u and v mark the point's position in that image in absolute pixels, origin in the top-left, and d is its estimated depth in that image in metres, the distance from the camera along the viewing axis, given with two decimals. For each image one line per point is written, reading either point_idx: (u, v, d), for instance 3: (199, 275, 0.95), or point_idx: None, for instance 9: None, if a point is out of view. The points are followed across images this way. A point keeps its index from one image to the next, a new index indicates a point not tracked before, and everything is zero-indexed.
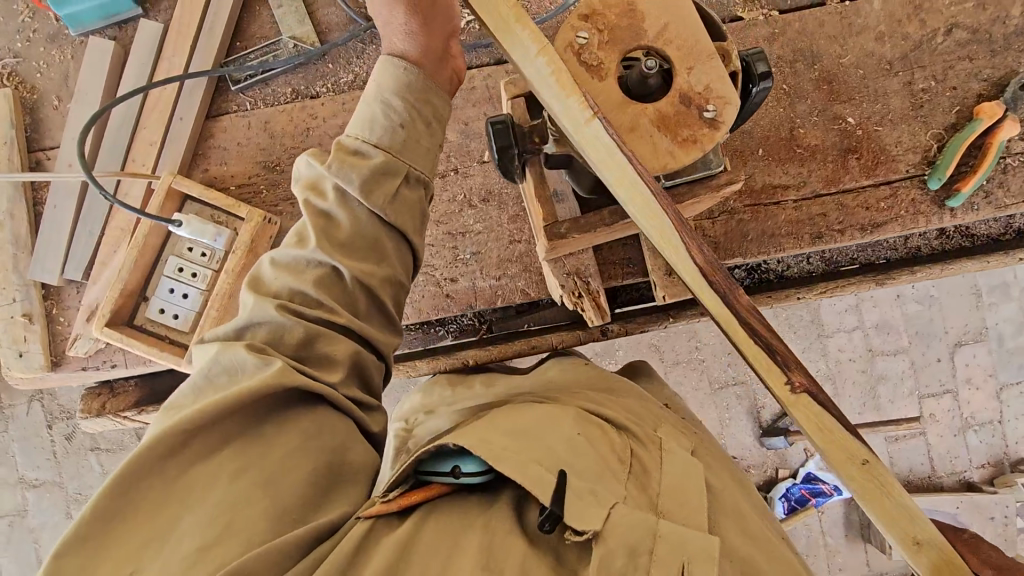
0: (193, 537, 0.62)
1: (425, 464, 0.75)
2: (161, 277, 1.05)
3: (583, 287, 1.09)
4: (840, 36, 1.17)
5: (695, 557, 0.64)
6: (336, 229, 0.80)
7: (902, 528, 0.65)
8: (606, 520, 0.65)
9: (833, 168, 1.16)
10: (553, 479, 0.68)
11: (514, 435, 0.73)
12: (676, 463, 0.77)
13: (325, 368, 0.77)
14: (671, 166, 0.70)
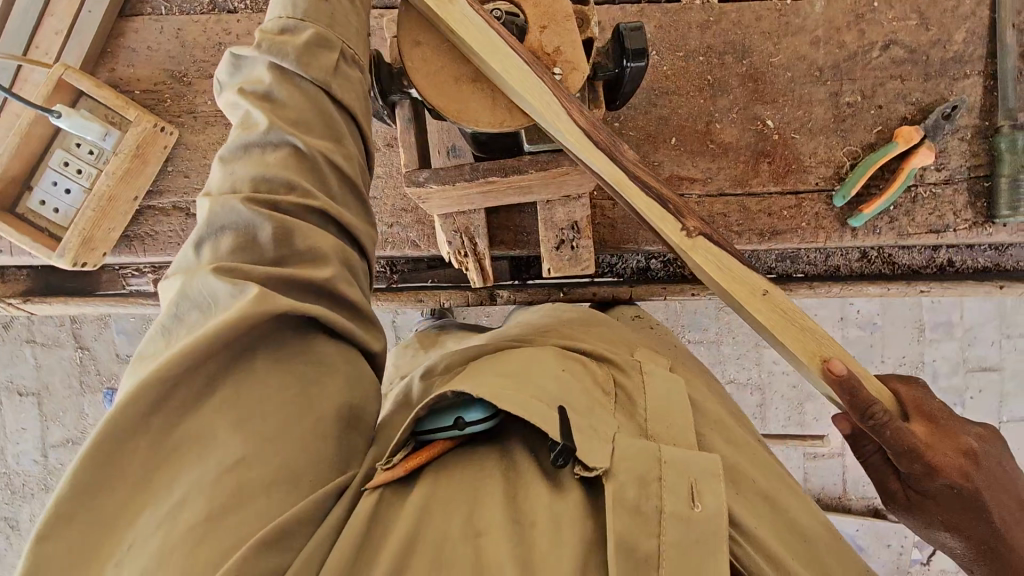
0: (273, 490, 0.58)
1: (425, 422, 0.70)
2: (47, 169, 1.04)
3: (468, 247, 1.09)
4: (776, 35, 1.14)
5: (701, 479, 0.65)
6: (284, 106, 0.70)
7: (812, 352, 0.77)
8: (613, 456, 0.65)
9: (743, 169, 1.14)
10: (556, 415, 0.66)
11: (503, 375, 0.70)
12: (659, 385, 0.80)
13: (311, 263, 0.67)
14: (508, 124, 0.70)
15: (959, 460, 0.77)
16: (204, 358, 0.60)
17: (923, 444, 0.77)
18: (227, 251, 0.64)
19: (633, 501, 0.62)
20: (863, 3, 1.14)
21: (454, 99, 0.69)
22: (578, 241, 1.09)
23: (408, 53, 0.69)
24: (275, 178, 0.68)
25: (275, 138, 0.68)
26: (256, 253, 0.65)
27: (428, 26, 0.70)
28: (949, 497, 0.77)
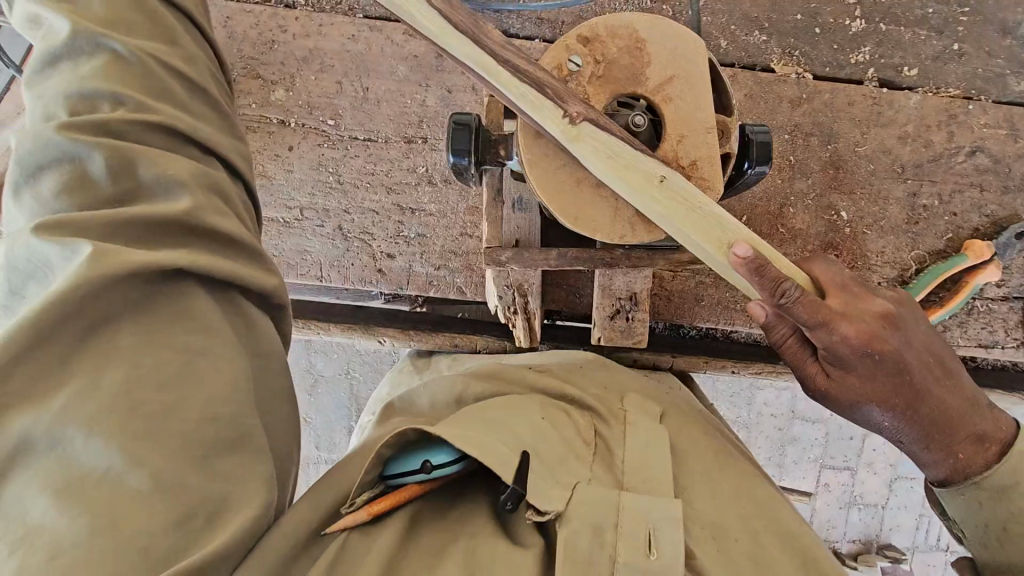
0: (145, 499, 0.45)
1: (391, 465, 0.64)
2: None
3: (520, 305, 1.02)
4: (864, 123, 1.09)
5: (661, 525, 0.64)
6: (93, 11, 0.56)
7: (716, 239, 0.60)
8: (568, 500, 0.63)
9: (809, 258, 1.10)
10: (517, 460, 0.62)
11: (481, 425, 0.66)
12: (638, 436, 0.76)
13: (159, 196, 0.53)
14: (626, 240, 0.62)
15: (876, 325, 0.65)
16: (50, 336, 0.44)
17: (833, 313, 0.64)
18: (52, 193, 0.49)
19: (585, 554, 0.60)
20: (958, 103, 1.09)
21: (570, 202, 0.61)
22: (635, 313, 1.04)
23: (526, 146, 0.62)
24: (95, 91, 0.53)
25: (84, 44, 0.54)
26: (91, 195, 0.50)
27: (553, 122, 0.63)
28: (869, 364, 0.66)
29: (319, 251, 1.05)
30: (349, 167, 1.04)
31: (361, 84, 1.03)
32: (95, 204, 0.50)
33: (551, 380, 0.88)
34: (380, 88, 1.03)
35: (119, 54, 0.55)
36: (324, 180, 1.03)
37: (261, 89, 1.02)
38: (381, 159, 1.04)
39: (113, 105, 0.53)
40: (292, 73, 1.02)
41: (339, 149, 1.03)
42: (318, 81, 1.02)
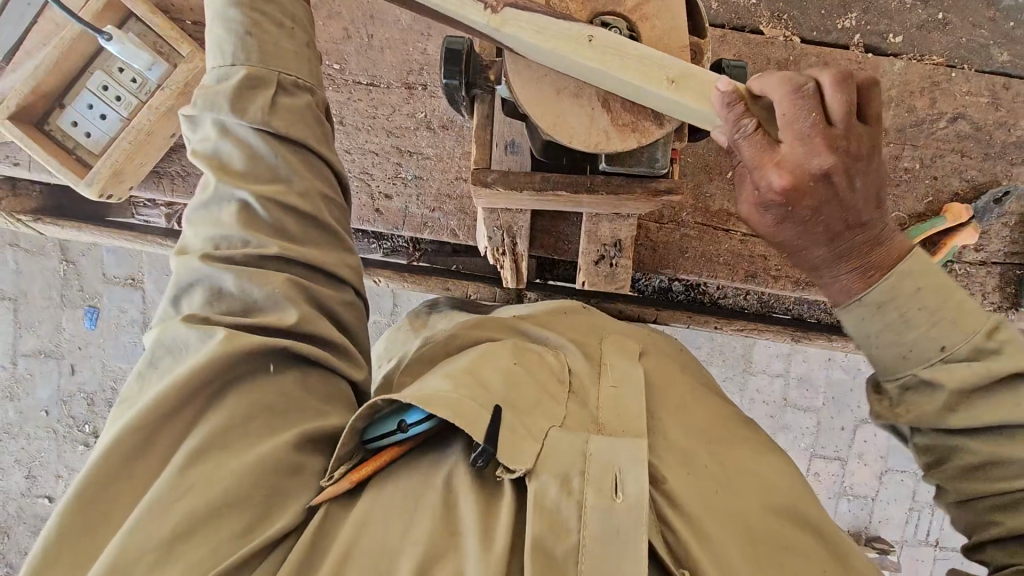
0: (224, 513, 0.60)
1: (369, 434, 0.69)
2: (83, 89, 0.99)
3: (508, 245, 1.06)
4: None
5: (626, 466, 0.64)
6: (235, 164, 0.71)
7: (659, 79, 0.64)
8: (538, 455, 0.65)
9: None
10: (488, 417, 0.65)
11: (448, 380, 0.70)
12: (610, 382, 0.78)
13: (271, 309, 0.68)
14: (601, 148, 0.67)
15: (816, 172, 0.61)
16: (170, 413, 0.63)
17: (767, 153, 0.62)
18: (201, 304, 0.68)
19: (553, 501, 0.62)
20: (941, 71, 1.13)
21: (550, 110, 0.67)
22: (619, 259, 1.08)
23: (514, 58, 0.67)
24: (231, 235, 0.69)
25: (240, 198, 0.69)
26: (226, 302, 0.68)
27: None
28: (820, 216, 0.64)
29: None
30: (353, 110, 1.09)
31: (366, 32, 1.08)
32: (229, 310, 0.68)
33: (526, 321, 0.92)
34: (384, 35, 1.08)
35: (248, 202, 0.70)
36: None
37: None
38: (383, 103, 1.09)
39: (242, 241, 0.69)
40: None
41: (343, 93, 1.08)
42: (325, 27, 1.07)
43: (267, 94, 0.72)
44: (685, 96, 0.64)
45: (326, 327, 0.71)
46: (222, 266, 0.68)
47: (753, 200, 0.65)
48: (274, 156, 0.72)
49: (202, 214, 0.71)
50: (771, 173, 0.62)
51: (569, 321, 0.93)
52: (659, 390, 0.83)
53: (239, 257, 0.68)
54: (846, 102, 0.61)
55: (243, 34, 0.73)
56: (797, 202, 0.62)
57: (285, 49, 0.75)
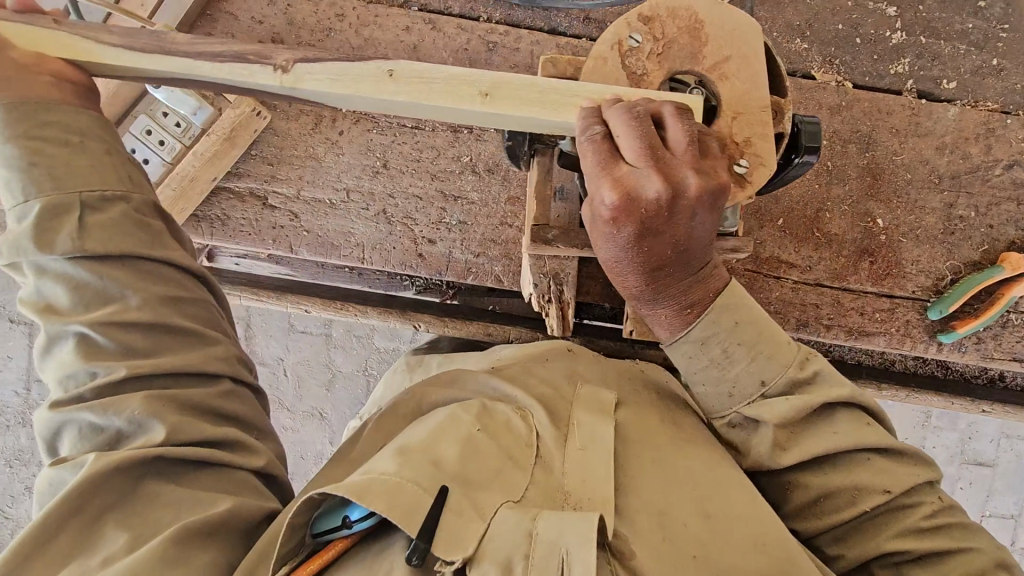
0: None
1: (316, 524, 0.67)
2: (123, 134, 0.98)
3: (554, 293, 1.03)
4: (903, 132, 1.10)
5: (575, 554, 0.59)
6: (59, 303, 0.68)
7: (475, 93, 0.66)
8: (479, 540, 0.62)
9: (844, 263, 1.12)
10: (431, 501, 0.63)
11: (398, 457, 0.67)
12: (575, 446, 0.72)
13: (141, 431, 0.67)
14: None
15: (664, 199, 0.59)
16: (43, 544, 0.62)
17: (607, 173, 0.60)
18: (73, 447, 0.68)
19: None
20: (996, 117, 1.11)
21: None
22: None
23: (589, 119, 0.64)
24: (78, 372, 0.68)
25: (80, 335, 0.68)
26: (98, 443, 0.67)
27: (595, 90, 0.65)
28: (651, 238, 0.62)
29: (362, 234, 1.07)
30: (396, 152, 1.06)
31: None
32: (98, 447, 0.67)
33: (517, 369, 0.87)
34: None
35: (85, 334, 0.68)
36: (371, 165, 1.06)
37: None
38: (427, 147, 1.07)
39: (93, 374, 0.67)
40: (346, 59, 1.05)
41: (387, 135, 1.06)
42: None
43: (72, 221, 0.67)
44: (498, 107, 0.65)
45: (208, 426, 0.70)
46: (75, 406, 0.67)
47: (593, 220, 0.63)
48: (99, 279, 0.68)
49: (48, 364, 0.69)
50: (604, 189, 0.60)
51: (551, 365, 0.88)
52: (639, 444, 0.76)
53: (91, 393, 0.67)
54: (687, 132, 0.60)
55: (26, 165, 0.67)
56: (635, 220, 0.60)
57: (85, 169, 0.69)
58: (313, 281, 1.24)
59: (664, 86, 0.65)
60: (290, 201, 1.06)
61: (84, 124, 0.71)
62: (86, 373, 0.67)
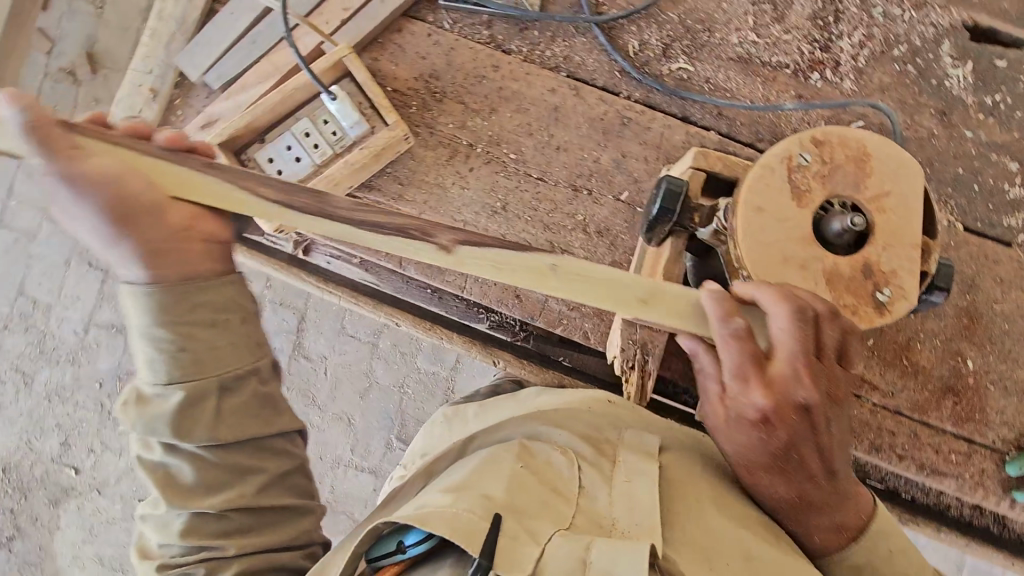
0: None
1: (374, 554, 0.86)
2: (286, 131, 1.05)
3: (639, 360, 1.06)
4: (1007, 283, 1.12)
5: (630, 569, 0.73)
6: (183, 478, 0.80)
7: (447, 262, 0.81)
8: (538, 560, 0.76)
9: (927, 397, 1.11)
10: (488, 526, 0.76)
11: (448, 494, 0.81)
12: (620, 487, 0.84)
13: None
14: (816, 322, 0.67)
15: (784, 405, 0.68)
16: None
17: (754, 379, 0.68)
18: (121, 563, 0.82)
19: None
20: None
21: (774, 276, 0.67)
22: None
23: (747, 217, 0.68)
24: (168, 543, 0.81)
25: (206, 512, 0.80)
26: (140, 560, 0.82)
27: (760, 193, 0.69)
28: (798, 425, 0.69)
29: None
30: (517, 198, 1.13)
31: (548, 131, 1.13)
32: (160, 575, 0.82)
33: (575, 414, 0.95)
34: (563, 137, 1.13)
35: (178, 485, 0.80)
36: (491, 205, 1.12)
37: (460, 113, 1.13)
38: (547, 199, 1.13)
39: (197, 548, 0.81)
40: (492, 105, 1.13)
41: (512, 181, 1.13)
42: (512, 118, 1.12)
43: (206, 412, 0.79)
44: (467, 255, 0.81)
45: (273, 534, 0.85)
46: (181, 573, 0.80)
47: (741, 419, 0.71)
48: (208, 455, 0.81)
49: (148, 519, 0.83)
50: (755, 395, 0.68)
51: (590, 416, 0.95)
52: (676, 484, 0.86)
53: (194, 558, 0.80)
54: (790, 324, 0.66)
55: (175, 349, 0.78)
56: (768, 425, 0.69)
57: (222, 344, 0.80)
58: (399, 296, 1.30)
59: (821, 206, 0.68)
60: None
61: (226, 298, 0.82)
62: (198, 547, 0.80)
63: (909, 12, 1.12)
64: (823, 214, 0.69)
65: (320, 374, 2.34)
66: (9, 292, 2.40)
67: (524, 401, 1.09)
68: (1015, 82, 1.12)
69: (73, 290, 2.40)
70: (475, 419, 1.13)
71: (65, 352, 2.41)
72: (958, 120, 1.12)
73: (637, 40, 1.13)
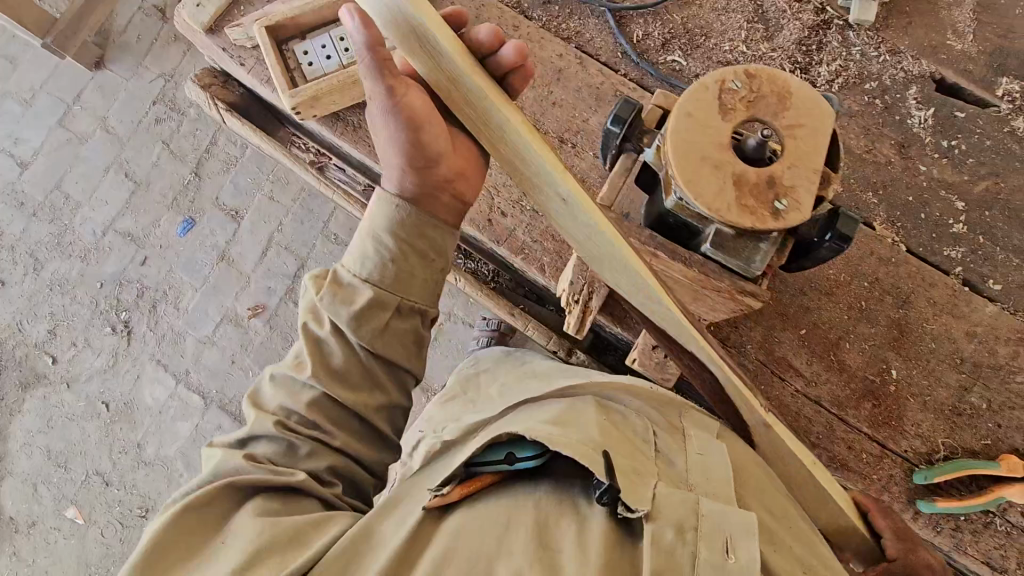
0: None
1: (474, 459, 0.89)
2: (325, 33, 1.22)
3: (584, 296, 1.14)
4: (940, 306, 1.19)
5: (735, 535, 0.75)
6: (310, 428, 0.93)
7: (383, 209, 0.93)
8: (653, 503, 0.77)
9: (848, 395, 1.17)
10: (601, 458, 0.78)
11: (550, 423, 0.85)
12: (697, 453, 0.88)
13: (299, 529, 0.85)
14: (718, 215, 0.76)
15: None
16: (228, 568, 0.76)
17: None
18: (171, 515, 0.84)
19: (669, 545, 0.74)
20: None
21: (689, 168, 0.77)
22: (676, 353, 1.13)
23: (678, 119, 0.79)
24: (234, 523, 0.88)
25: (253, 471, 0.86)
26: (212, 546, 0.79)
27: (694, 104, 0.80)
28: None
29: None
30: None
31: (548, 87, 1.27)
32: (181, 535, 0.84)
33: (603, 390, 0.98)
34: (560, 95, 1.27)
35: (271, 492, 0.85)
36: None
37: None
38: None
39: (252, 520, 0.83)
40: None
41: None
42: None
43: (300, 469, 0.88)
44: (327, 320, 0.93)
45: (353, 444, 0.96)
46: None
47: None
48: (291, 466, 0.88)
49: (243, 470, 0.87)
50: None
51: (647, 393, 0.97)
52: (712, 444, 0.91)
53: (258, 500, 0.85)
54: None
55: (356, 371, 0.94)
56: None
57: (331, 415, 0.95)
58: None
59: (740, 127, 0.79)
60: None
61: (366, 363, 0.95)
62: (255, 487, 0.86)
63: (884, 55, 1.26)
64: (741, 137, 0.79)
65: None
66: (47, 186, 2.59)
67: (556, 375, 1.10)
68: (972, 132, 1.24)
69: (103, 196, 2.57)
70: (496, 393, 1.15)
71: (78, 249, 2.55)
72: (915, 154, 1.24)
73: (641, 30, 1.29)
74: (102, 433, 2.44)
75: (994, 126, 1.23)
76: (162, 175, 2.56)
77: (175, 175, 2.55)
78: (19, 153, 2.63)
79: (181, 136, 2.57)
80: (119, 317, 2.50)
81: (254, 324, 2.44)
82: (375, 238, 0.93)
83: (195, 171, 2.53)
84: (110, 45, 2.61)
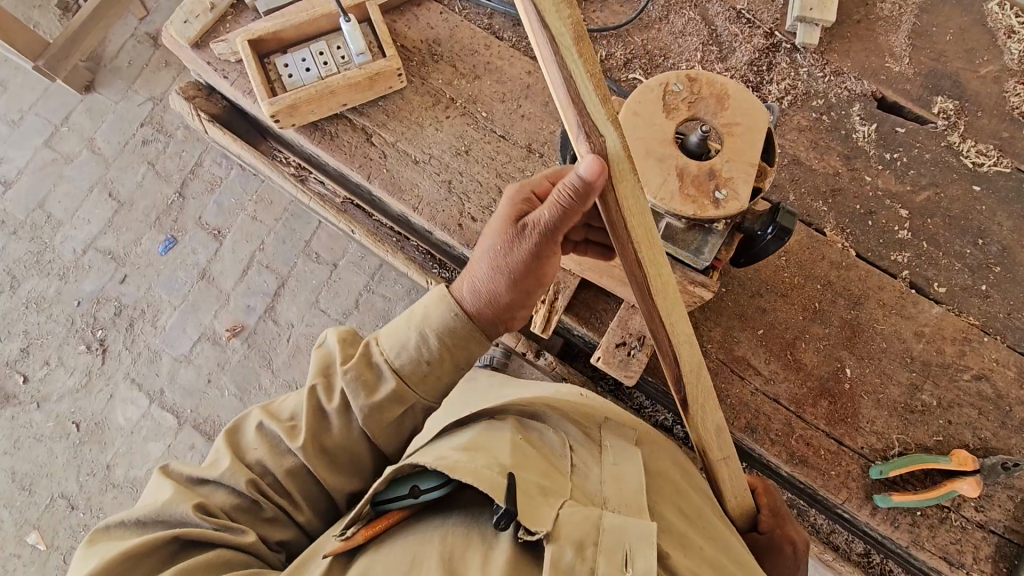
0: None
1: (383, 497, 0.86)
2: (305, 47, 1.32)
3: (550, 296, 1.21)
4: (889, 307, 1.25)
5: (634, 547, 0.79)
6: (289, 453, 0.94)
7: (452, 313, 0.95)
8: (555, 523, 0.79)
9: (805, 392, 1.21)
10: (504, 481, 0.80)
11: (465, 451, 0.85)
12: (613, 466, 0.91)
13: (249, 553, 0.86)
14: (665, 203, 0.83)
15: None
16: None
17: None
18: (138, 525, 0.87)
19: (567, 564, 0.77)
20: (974, 331, 1.23)
21: (637, 161, 0.84)
22: (638, 351, 1.17)
23: (626, 119, 0.86)
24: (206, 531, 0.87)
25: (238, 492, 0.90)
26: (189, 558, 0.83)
27: (645, 104, 0.87)
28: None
29: (425, 190, 1.31)
30: (481, 147, 1.32)
31: (518, 102, 1.34)
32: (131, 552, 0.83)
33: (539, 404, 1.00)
34: (529, 108, 1.34)
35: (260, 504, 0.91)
36: (457, 147, 1.32)
37: (450, 74, 1.36)
38: (504, 153, 1.32)
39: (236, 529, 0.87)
40: (478, 73, 1.36)
41: (479, 133, 1.33)
42: (490, 86, 1.35)
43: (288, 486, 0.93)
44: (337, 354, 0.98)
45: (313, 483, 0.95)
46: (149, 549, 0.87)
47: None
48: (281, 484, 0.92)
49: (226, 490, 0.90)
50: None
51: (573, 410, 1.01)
52: (623, 457, 0.93)
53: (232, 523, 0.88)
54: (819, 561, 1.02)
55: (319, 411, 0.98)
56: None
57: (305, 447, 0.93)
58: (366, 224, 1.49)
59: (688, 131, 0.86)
60: (386, 146, 1.33)
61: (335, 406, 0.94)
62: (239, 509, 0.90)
63: (829, 75, 1.36)
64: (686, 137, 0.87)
65: (282, 341, 2.39)
66: (30, 204, 2.61)
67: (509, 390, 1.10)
68: (912, 146, 1.32)
69: (86, 213, 2.59)
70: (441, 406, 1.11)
71: (57, 267, 2.55)
72: (860, 166, 1.32)
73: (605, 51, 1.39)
74: (71, 454, 2.37)
75: (931, 140, 1.33)
76: (146, 194, 2.59)
77: (159, 194, 2.58)
78: (3, 172, 2.65)
79: (167, 156, 2.62)
80: (95, 334, 2.47)
81: (233, 343, 2.42)
82: (422, 333, 0.93)
83: (180, 190, 2.57)
84: (102, 69, 2.69)
